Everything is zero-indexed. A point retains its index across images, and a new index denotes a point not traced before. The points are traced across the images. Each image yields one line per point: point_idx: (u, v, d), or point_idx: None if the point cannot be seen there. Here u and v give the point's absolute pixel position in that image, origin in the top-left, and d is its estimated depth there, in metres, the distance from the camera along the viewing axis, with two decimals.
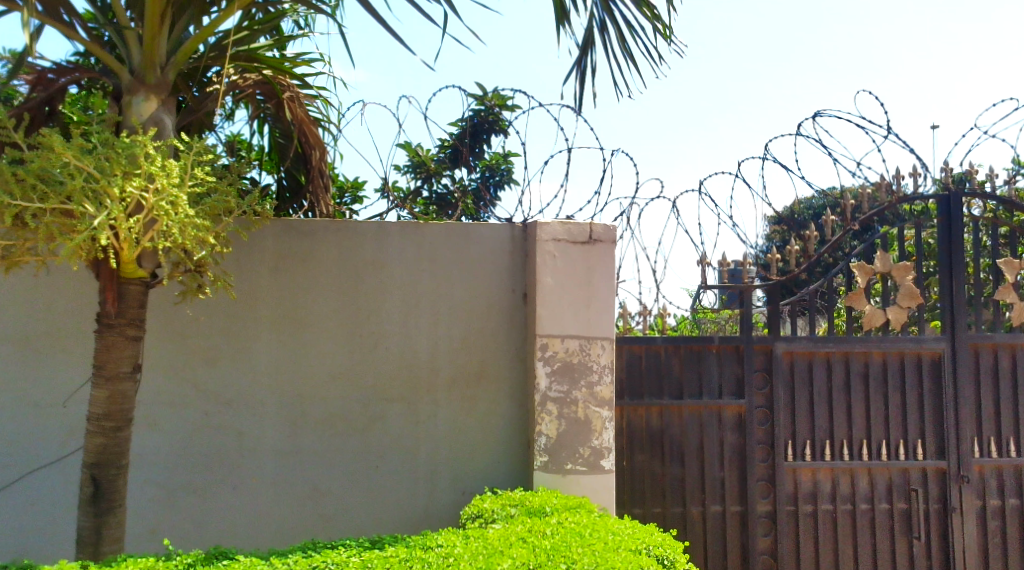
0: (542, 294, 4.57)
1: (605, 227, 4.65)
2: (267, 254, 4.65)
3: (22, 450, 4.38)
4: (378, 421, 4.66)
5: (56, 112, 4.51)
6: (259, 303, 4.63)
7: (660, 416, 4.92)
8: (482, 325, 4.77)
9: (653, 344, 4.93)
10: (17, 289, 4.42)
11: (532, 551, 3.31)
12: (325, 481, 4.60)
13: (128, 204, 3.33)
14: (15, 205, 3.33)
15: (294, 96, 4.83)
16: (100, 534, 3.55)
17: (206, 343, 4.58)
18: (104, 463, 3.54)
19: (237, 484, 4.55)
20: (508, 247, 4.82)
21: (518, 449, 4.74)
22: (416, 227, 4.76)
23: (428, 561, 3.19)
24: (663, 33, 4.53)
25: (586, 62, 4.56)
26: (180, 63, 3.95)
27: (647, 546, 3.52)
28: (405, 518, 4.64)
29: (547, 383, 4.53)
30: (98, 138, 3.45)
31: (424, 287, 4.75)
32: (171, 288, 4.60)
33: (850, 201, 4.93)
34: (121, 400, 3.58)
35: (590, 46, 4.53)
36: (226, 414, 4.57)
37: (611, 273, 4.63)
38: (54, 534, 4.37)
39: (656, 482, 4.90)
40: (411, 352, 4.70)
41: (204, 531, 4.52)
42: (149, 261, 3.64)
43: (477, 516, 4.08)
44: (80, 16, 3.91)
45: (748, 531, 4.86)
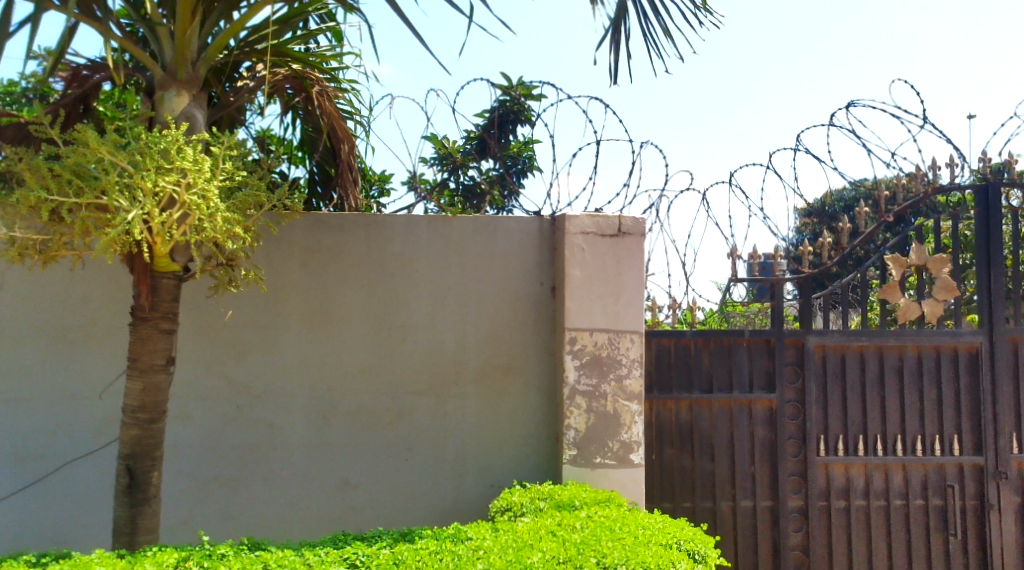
0: (571, 287, 4.56)
1: (634, 220, 4.62)
2: (297, 248, 4.68)
3: (58, 442, 4.46)
4: (406, 414, 4.68)
5: (91, 109, 4.56)
6: (288, 296, 4.66)
7: (689, 410, 4.90)
8: (509, 318, 4.77)
9: (683, 337, 4.90)
10: (51, 283, 4.50)
11: (562, 545, 3.30)
12: (354, 474, 4.64)
13: (161, 198, 3.36)
14: (51, 199, 3.37)
15: (323, 90, 4.84)
16: (135, 524, 3.60)
17: (236, 336, 4.63)
18: (139, 454, 3.60)
19: (268, 475, 4.60)
20: (536, 240, 4.81)
21: (547, 443, 4.74)
22: (444, 221, 4.77)
23: (457, 554, 3.20)
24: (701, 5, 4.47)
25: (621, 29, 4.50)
26: (211, 59, 3.98)
27: (678, 540, 3.49)
28: (434, 510, 4.67)
29: (575, 376, 4.52)
30: (131, 134, 3.49)
31: (451, 281, 4.75)
32: (202, 282, 4.64)
33: (884, 192, 4.83)
34: (154, 392, 3.62)
35: (624, 16, 4.48)
36: (257, 407, 4.61)
37: (641, 267, 4.60)
38: (91, 524, 4.45)
39: (685, 476, 4.88)
40: (439, 345, 4.72)
41: (236, 522, 4.58)
42: (181, 254, 3.68)
43: (506, 509, 4.09)
44: (113, 13, 3.93)
45: (779, 526, 4.82)
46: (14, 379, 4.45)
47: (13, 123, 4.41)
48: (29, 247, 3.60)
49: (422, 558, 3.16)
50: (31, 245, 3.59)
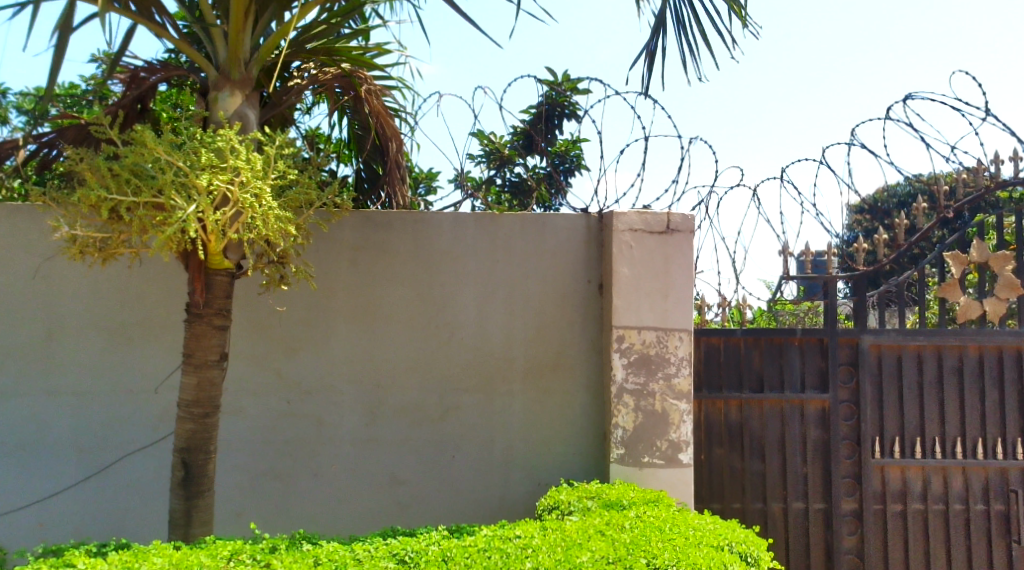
0: (619, 285, 4.52)
1: (683, 217, 4.57)
2: (346, 246, 4.73)
3: (116, 435, 4.57)
4: (453, 410, 4.70)
5: (147, 110, 4.69)
6: (338, 293, 4.71)
7: (739, 409, 4.83)
8: (557, 316, 4.75)
9: (733, 335, 4.83)
10: (110, 280, 4.62)
11: (611, 545, 3.28)
12: (402, 470, 4.67)
13: (215, 196, 3.42)
14: (110, 198, 3.44)
15: (372, 89, 4.87)
16: (190, 516, 3.67)
17: (288, 333, 4.69)
18: (194, 447, 3.67)
19: (318, 471, 4.65)
20: (584, 237, 4.79)
21: (594, 441, 4.72)
22: (491, 219, 4.77)
23: (506, 551, 3.19)
24: (736, 13, 4.42)
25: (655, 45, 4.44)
26: (263, 59, 4.04)
27: (729, 542, 3.44)
28: (481, 507, 4.68)
29: (623, 374, 4.49)
30: (187, 134, 3.56)
31: (499, 277, 4.75)
32: (254, 279, 4.70)
33: (943, 187, 4.68)
34: (208, 387, 3.69)
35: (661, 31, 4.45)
36: (307, 403, 4.67)
37: (690, 264, 4.55)
38: (148, 515, 4.56)
39: (735, 477, 4.81)
40: (486, 342, 4.72)
41: (287, 516, 4.64)
42: (234, 252, 3.74)
43: (553, 508, 4.07)
44: (171, 15, 4.02)
45: (832, 529, 4.72)
46: (75, 374, 4.58)
47: (74, 124, 4.53)
48: (89, 245, 3.68)
49: (471, 556, 3.16)
50: (91, 243, 3.67)
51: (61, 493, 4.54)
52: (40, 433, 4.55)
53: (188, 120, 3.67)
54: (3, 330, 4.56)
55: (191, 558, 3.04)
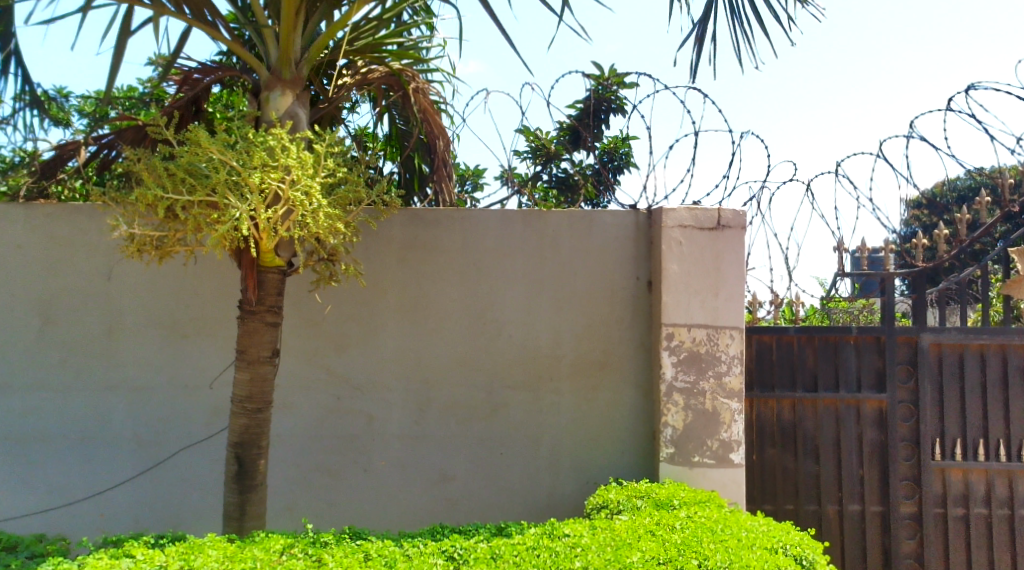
0: (668, 281, 4.47)
1: (734, 213, 4.50)
2: (394, 244, 4.75)
3: (172, 429, 4.67)
4: (501, 408, 4.69)
5: (202, 110, 4.78)
6: (387, 291, 4.74)
7: (793, 409, 4.73)
8: (606, 313, 4.71)
9: (785, 334, 4.73)
10: (167, 277, 4.72)
11: (662, 545, 3.24)
12: (451, 467, 4.68)
13: (267, 195, 3.46)
14: (166, 197, 3.50)
15: (419, 87, 4.88)
16: (243, 509, 3.73)
17: (337, 330, 4.73)
18: (247, 442, 3.73)
19: (367, 467, 4.69)
20: (633, 234, 4.74)
21: (643, 440, 4.68)
22: (539, 215, 4.75)
23: (555, 550, 3.17)
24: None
25: (707, 26, 4.34)
26: (314, 59, 4.08)
27: (783, 545, 3.36)
28: (529, 505, 4.67)
29: (673, 373, 4.43)
30: (240, 133, 3.61)
31: (546, 275, 4.73)
32: (305, 276, 4.75)
33: (1008, 180, 4.51)
34: (261, 383, 3.75)
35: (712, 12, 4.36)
36: (356, 400, 4.71)
37: (741, 260, 4.47)
38: (203, 508, 4.65)
39: (788, 477, 4.72)
40: (534, 340, 4.71)
41: (337, 511, 4.68)
42: (285, 250, 3.78)
43: (602, 507, 4.03)
44: (224, 17, 4.09)
45: (890, 533, 4.61)
46: (133, 369, 4.69)
47: (132, 126, 4.64)
48: (146, 243, 3.75)
49: (520, 554, 3.16)
50: (148, 242, 3.74)
51: (120, 486, 4.66)
52: (100, 426, 4.67)
53: (240, 121, 3.73)
54: (65, 326, 4.69)
55: (244, 552, 3.08)
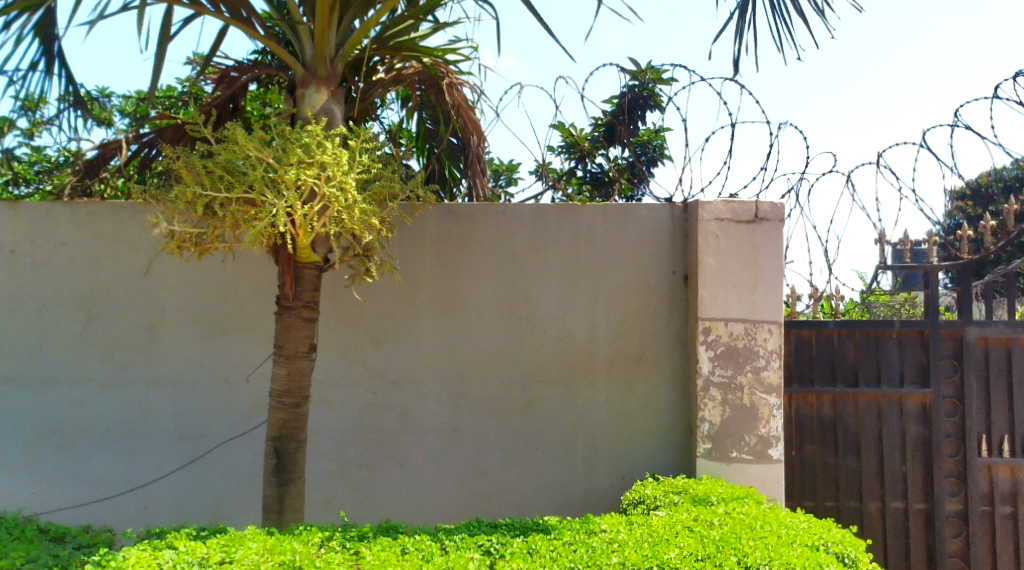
0: (705, 275, 4.41)
1: (772, 205, 4.43)
2: (429, 239, 4.76)
3: (213, 422, 4.74)
4: (536, 402, 4.68)
5: (239, 108, 4.83)
6: (422, 286, 4.75)
7: (833, 404, 4.65)
8: (641, 307, 4.68)
9: (825, 328, 4.65)
10: (206, 273, 4.78)
11: (700, 542, 3.21)
12: (487, 462, 4.69)
13: (303, 191, 3.48)
14: (205, 195, 3.54)
15: (453, 82, 4.89)
16: (282, 503, 3.77)
17: (373, 325, 4.75)
18: (285, 436, 3.76)
19: (404, 461, 4.71)
20: (668, 227, 4.70)
21: (680, 435, 4.64)
22: (573, 209, 4.73)
23: (592, 545, 3.16)
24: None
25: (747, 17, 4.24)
26: (348, 55, 4.09)
27: (824, 542, 3.30)
28: (565, 499, 4.66)
29: (710, 367, 4.39)
30: (276, 130, 3.63)
31: (581, 270, 4.71)
32: (341, 272, 4.78)
33: None
34: (298, 377, 3.78)
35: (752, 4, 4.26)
36: (392, 394, 4.73)
37: (779, 254, 4.41)
38: (243, 500, 4.71)
39: (828, 474, 4.65)
40: (569, 334, 4.69)
41: (374, 505, 4.71)
42: (322, 245, 3.81)
43: (639, 502, 4.00)
44: (261, 16, 4.11)
45: (935, 531, 4.52)
46: (175, 364, 4.76)
47: (171, 125, 4.70)
48: (186, 240, 3.80)
49: (557, 548, 3.14)
50: (188, 239, 3.79)
51: (163, 478, 4.74)
52: (143, 420, 4.75)
53: (277, 118, 3.76)
54: (108, 321, 4.78)
55: (284, 544, 3.12)
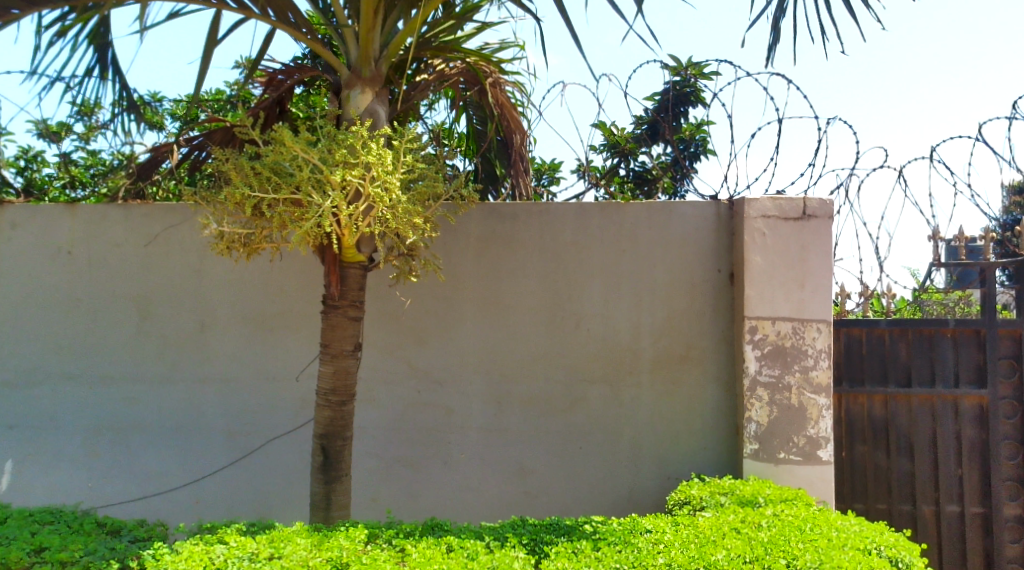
0: (751, 273, 4.35)
1: (821, 202, 4.35)
2: (473, 238, 4.77)
3: (262, 420, 4.81)
4: (580, 402, 4.67)
5: (286, 111, 4.90)
6: (466, 285, 4.76)
7: (884, 405, 4.55)
8: (686, 306, 4.63)
9: (876, 327, 4.54)
10: (254, 273, 4.85)
11: (748, 543, 3.16)
12: (531, 461, 4.68)
13: (348, 192, 3.52)
14: (253, 196, 3.59)
15: (497, 81, 4.88)
16: (329, 499, 3.81)
17: (417, 324, 4.78)
18: (332, 434, 3.80)
19: (448, 459, 4.73)
20: (713, 225, 4.64)
21: (726, 435, 4.58)
22: (617, 207, 4.70)
23: (637, 546, 3.13)
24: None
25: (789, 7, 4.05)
26: (392, 56, 4.12)
27: (877, 546, 3.23)
28: (609, 499, 4.63)
29: (757, 367, 4.32)
30: (322, 131, 3.67)
31: (624, 269, 4.68)
32: (385, 271, 4.81)
33: None
34: (344, 375, 3.82)
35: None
36: (437, 393, 4.75)
37: (828, 251, 4.33)
38: (291, 496, 4.78)
39: (880, 476, 4.55)
40: (613, 333, 4.66)
41: (419, 503, 4.74)
42: (366, 245, 3.84)
43: (685, 503, 3.96)
44: (307, 19, 4.16)
45: (992, 536, 4.41)
46: (224, 362, 4.85)
47: (221, 128, 4.79)
48: (235, 240, 3.86)
49: (601, 549, 3.13)
50: (237, 239, 3.85)
51: (214, 474, 4.83)
52: (194, 417, 4.85)
53: (323, 119, 3.79)
54: (161, 320, 4.89)
55: (331, 540, 3.15)
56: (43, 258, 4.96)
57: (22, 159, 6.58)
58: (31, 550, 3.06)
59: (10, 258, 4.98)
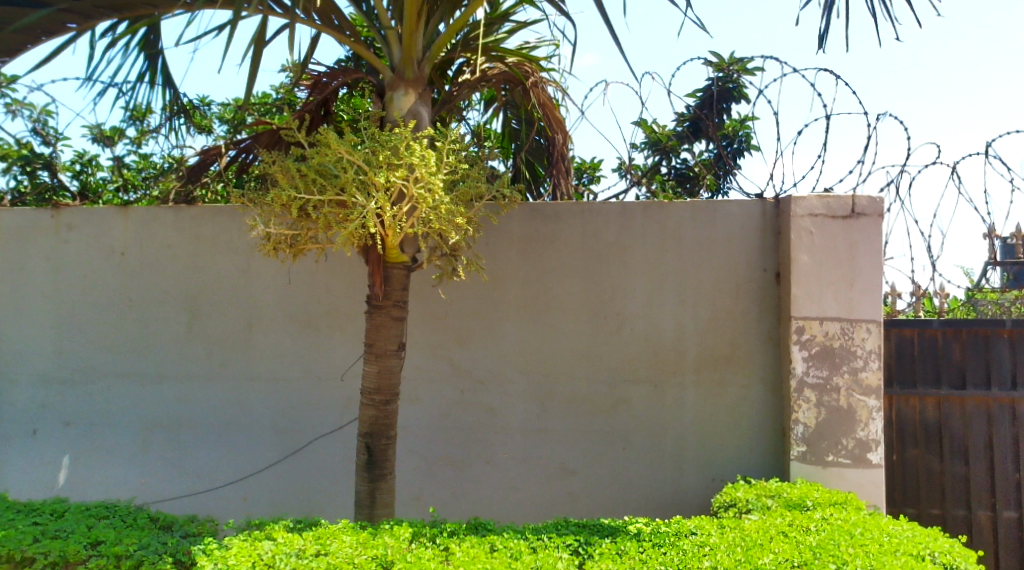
0: (798, 273, 4.28)
1: (870, 199, 4.26)
2: (516, 238, 4.77)
3: (309, 418, 4.87)
4: (623, 403, 4.64)
5: (330, 112, 4.98)
6: (508, 285, 4.76)
7: (937, 407, 4.44)
8: (731, 306, 4.57)
9: (928, 327, 4.44)
10: (299, 274, 4.92)
11: (796, 548, 3.11)
12: (574, 461, 4.67)
13: (392, 193, 3.54)
14: (299, 198, 3.63)
15: (539, 81, 4.86)
16: (374, 498, 3.84)
17: (460, 324, 4.80)
18: (376, 432, 3.84)
19: (491, 459, 4.74)
20: (759, 223, 4.58)
21: (773, 437, 4.51)
22: (660, 207, 4.66)
23: (682, 548, 3.10)
24: None
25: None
26: (435, 57, 4.14)
27: (931, 551, 3.15)
28: (654, 500, 4.59)
29: (804, 368, 4.25)
30: (367, 133, 3.70)
31: (668, 268, 4.64)
32: (428, 272, 4.83)
33: None
34: (388, 375, 3.85)
35: None
36: (479, 393, 4.76)
37: (878, 250, 4.24)
38: (336, 495, 4.83)
39: (933, 480, 4.44)
40: (657, 334, 4.62)
41: (463, 502, 4.75)
42: (410, 245, 3.87)
43: (731, 505, 3.90)
44: (351, 22, 4.20)
45: None
46: (271, 362, 4.92)
47: (267, 130, 4.85)
48: (282, 242, 3.91)
49: (646, 550, 3.10)
50: (283, 240, 3.90)
51: (261, 471, 4.90)
52: (242, 415, 4.93)
53: (367, 121, 3.82)
54: (210, 320, 4.98)
55: (376, 538, 3.18)
56: (98, 259, 5.09)
57: (78, 163, 6.75)
58: (88, 544, 3.14)
59: (67, 259, 5.12)
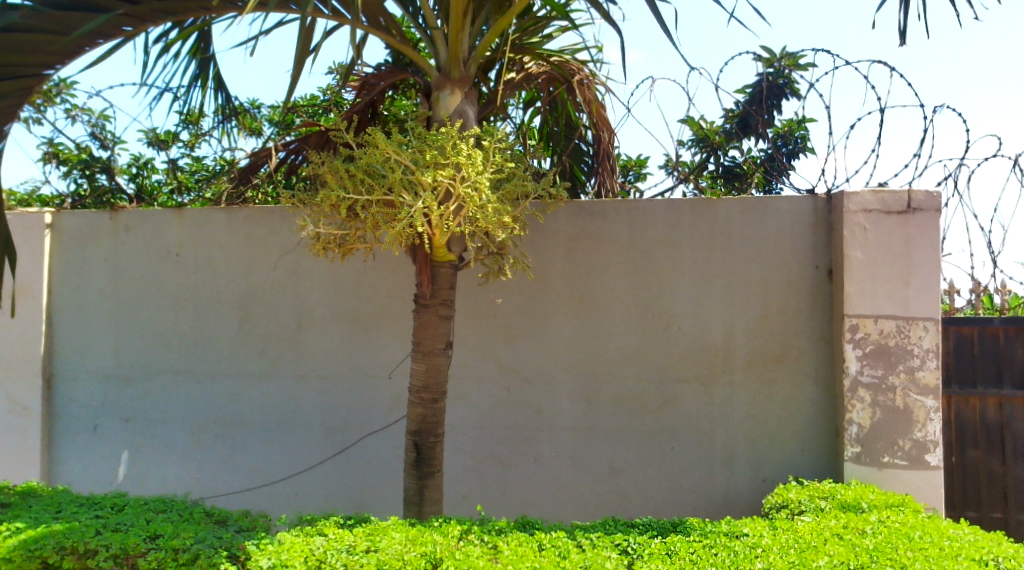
0: (851, 269, 4.18)
1: (927, 194, 4.15)
2: (562, 236, 4.75)
3: (357, 416, 4.92)
4: (671, 402, 4.59)
5: (377, 113, 5.02)
6: (555, 283, 4.75)
7: (999, 407, 4.31)
8: (782, 304, 4.49)
9: (989, 325, 4.32)
10: (347, 273, 4.98)
11: (852, 551, 3.04)
12: (622, 460, 4.64)
13: (439, 192, 3.55)
14: (348, 198, 3.67)
15: (584, 79, 4.85)
16: (422, 495, 3.86)
17: (506, 323, 4.80)
18: (424, 430, 3.86)
19: (538, 458, 4.73)
20: (810, 220, 4.49)
21: (826, 438, 4.42)
22: (709, 203, 4.60)
23: (734, 549, 3.05)
24: None
25: None
26: (481, 57, 4.15)
27: (994, 556, 3.05)
28: (703, 500, 4.54)
29: (858, 367, 4.16)
30: (414, 133, 3.72)
31: (717, 266, 4.58)
32: (475, 270, 4.84)
33: None
34: (436, 373, 3.87)
35: None
36: (526, 391, 4.76)
37: (935, 245, 4.13)
38: (385, 491, 4.87)
39: (995, 482, 4.31)
40: (705, 332, 4.57)
41: (510, 500, 4.75)
42: (457, 244, 3.87)
43: (783, 506, 3.83)
44: (397, 22, 4.22)
45: None
46: (321, 360, 4.99)
47: (315, 131, 4.91)
48: (330, 241, 3.95)
49: (696, 551, 3.06)
50: (332, 240, 3.94)
51: (312, 468, 4.97)
52: (292, 412, 5.00)
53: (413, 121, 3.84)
54: (261, 319, 5.06)
55: (425, 535, 3.19)
56: (154, 260, 5.22)
57: (134, 166, 6.93)
58: (147, 537, 3.22)
59: (124, 260, 5.25)
